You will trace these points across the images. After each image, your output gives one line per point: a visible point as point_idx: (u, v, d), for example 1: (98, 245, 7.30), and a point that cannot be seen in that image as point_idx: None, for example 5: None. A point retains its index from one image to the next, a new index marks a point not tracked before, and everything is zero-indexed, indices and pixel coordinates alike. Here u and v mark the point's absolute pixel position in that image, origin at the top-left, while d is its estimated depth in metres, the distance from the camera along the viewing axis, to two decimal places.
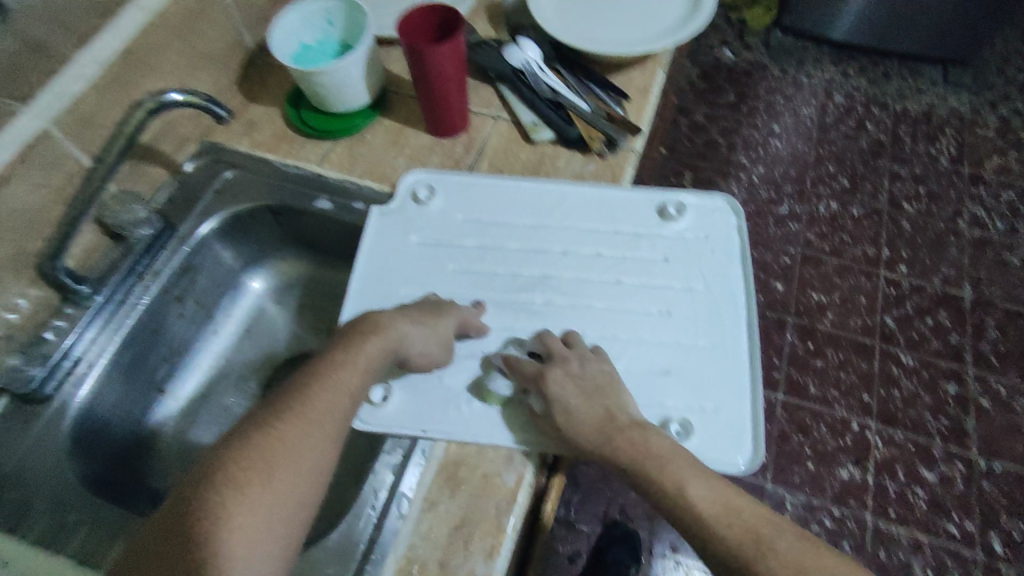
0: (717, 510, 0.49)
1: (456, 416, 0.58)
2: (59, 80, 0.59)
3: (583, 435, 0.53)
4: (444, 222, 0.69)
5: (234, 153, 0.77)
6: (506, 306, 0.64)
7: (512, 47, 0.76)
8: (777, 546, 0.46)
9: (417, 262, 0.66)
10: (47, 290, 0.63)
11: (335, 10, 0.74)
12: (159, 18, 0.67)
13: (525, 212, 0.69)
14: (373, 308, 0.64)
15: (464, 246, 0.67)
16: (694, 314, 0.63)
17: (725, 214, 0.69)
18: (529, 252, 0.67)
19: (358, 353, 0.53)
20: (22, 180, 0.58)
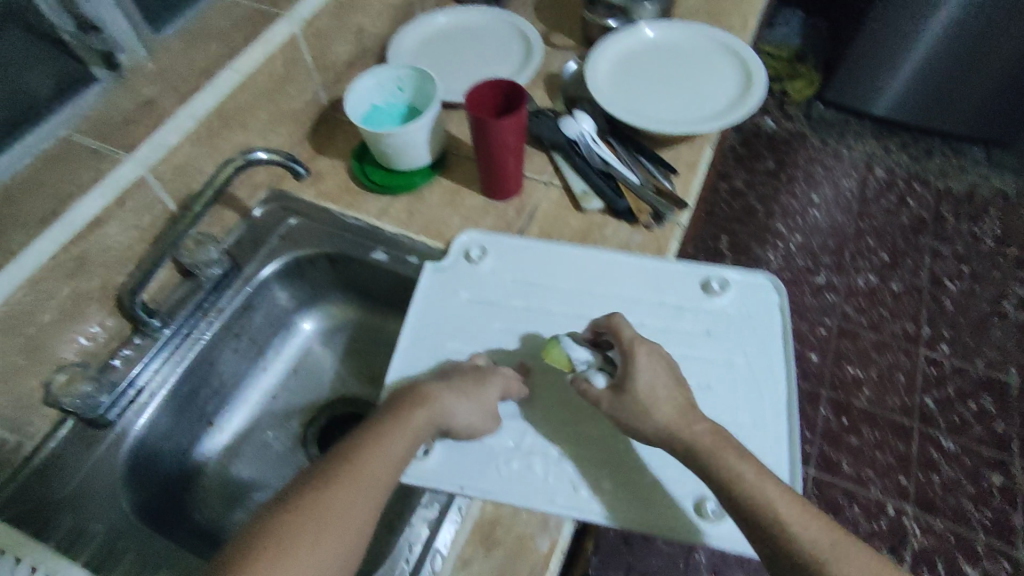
0: (798, 513, 0.50)
1: (496, 476, 0.59)
2: (159, 134, 0.66)
3: (663, 414, 0.55)
4: (494, 282, 0.72)
5: (299, 201, 0.81)
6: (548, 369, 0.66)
7: (569, 119, 0.80)
8: (853, 552, 0.49)
9: (465, 320, 0.70)
10: (122, 320, 0.68)
11: (406, 78, 0.80)
12: (249, 79, 0.73)
13: (571, 278, 0.72)
14: (421, 360, 0.67)
15: (512, 306, 0.70)
16: (735, 390, 0.64)
17: (768, 292, 0.70)
18: (573, 317, 0.69)
19: (406, 417, 0.56)
20: (117, 221, 0.64)
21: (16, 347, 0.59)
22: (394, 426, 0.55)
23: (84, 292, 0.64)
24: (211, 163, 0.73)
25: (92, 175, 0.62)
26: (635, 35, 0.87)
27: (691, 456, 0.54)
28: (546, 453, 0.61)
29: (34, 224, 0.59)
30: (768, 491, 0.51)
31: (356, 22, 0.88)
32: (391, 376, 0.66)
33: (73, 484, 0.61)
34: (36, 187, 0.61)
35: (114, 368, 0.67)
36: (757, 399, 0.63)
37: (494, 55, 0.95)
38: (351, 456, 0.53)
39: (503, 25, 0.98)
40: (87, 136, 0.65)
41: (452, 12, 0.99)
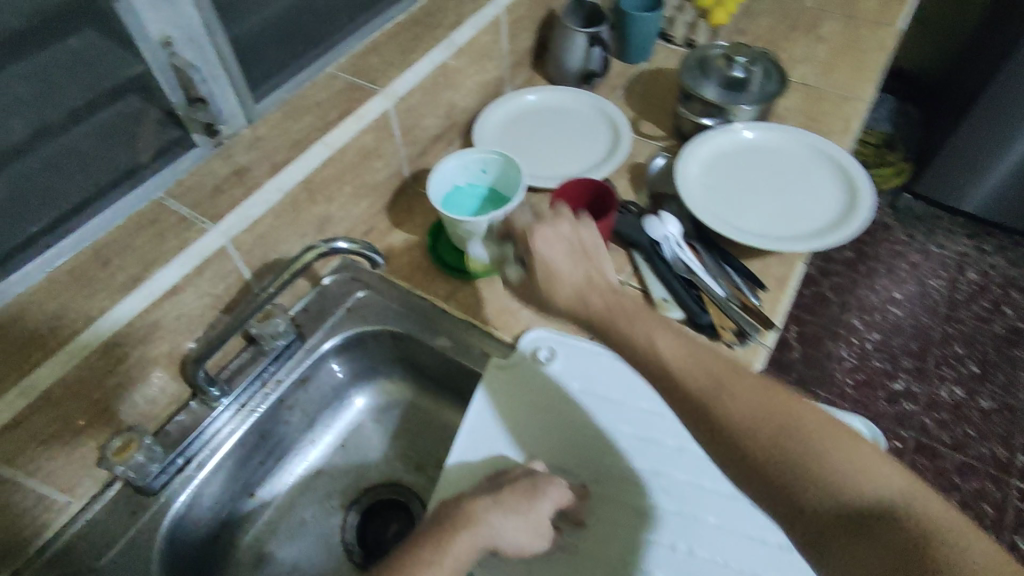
0: (684, 354, 0.49)
1: None
2: (246, 206, 0.66)
3: (566, 290, 0.55)
4: (559, 388, 0.68)
5: (371, 273, 0.80)
6: (609, 497, 0.62)
7: (654, 218, 0.77)
8: (743, 387, 0.46)
9: (525, 427, 0.66)
10: (183, 383, 0.68)
11: (492, 161, 0.79)
12: (339, 154, 0.74)
13: (643, 395, 0.67)
14: (475, 466, 0.63)
15: (575, 418, 0.66)
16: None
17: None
18: (640, 441, 0.64)
19: (449, 542, 0.52)
20: (194, 289, 0.65)
21: (79, 409, 0.59)
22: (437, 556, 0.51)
23: (151, 355, 0.64)
24: (291, 233, 0.73)
25: (177, 243, 0.63)
26: (731, 135, 0.84)
27: (589, 324, 0.54)
28: None
29: (116, 289, 0.59)
30: (657, 342, 0.50)
31: (447, 98, 0.88)
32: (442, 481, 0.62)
33: (109, 556, 0.60)
34: (125, 250, 0.62)
35: (168, 433, 0.67)
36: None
37: (581, 139, 0.93)
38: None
39: (592, 108, 0.97)
40: (178, 201, 0.66)
41: (543, 91, 0.98)
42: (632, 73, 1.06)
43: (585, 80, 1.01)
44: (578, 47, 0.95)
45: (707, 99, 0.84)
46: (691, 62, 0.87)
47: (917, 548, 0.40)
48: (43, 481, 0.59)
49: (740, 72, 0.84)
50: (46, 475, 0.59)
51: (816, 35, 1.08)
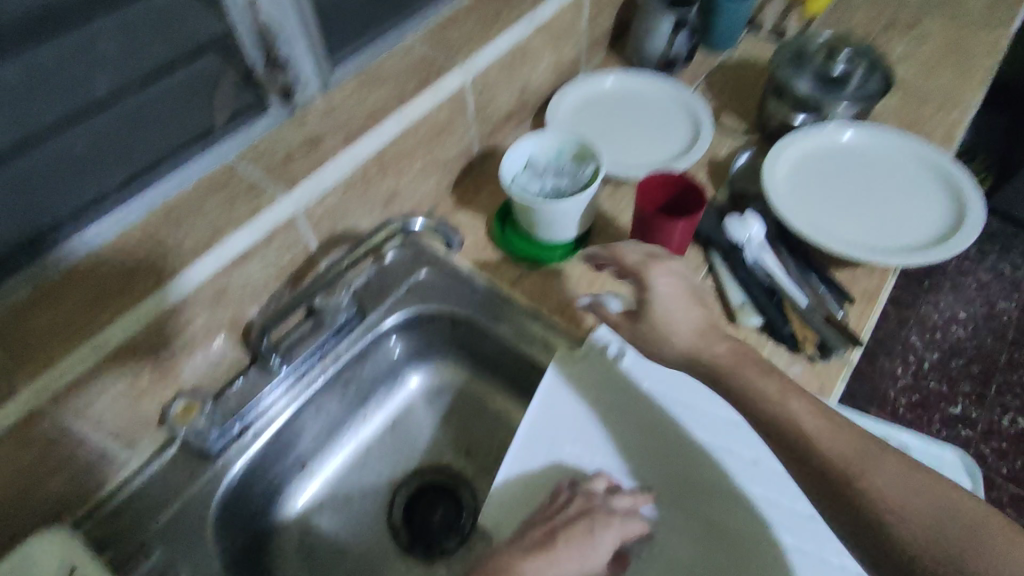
0: (825, 428, 0.53)
1: None
2: (318, 174, 0.64)
3: (682, 336, 0.58)
4: (626, 387, 0.65)
5: (434, 253, 0.78)
6: (676, 505, 0.60)
7: (736, 219, 0.72)
8: (883, 464, 0.51)
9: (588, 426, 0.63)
10: (244, 351, 0.68)
11: (568, 148, 0.76)
12: (413, 128, 0.71)
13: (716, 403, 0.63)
14: (534, 467, 0.61)
15: (642, 419, 0.64)
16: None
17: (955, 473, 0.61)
18: (711, 449, 0.61)
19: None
20: (262, 258, 0.63)
21: (143, 369, 0.59)
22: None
23: (216, 321, 0.63)
24: (360, 206, 0.71)
25: (248, 209, 0.61)
26: (826, 135, 0.80)
27: (713, 377, 0.57)
28: None
29: (186, 253, 0.58)
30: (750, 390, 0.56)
31: (523, 77, 0.85)
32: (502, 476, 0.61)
33: (165, 518, 0.60)
34: (195, 213, 0.60)
35: (226, 400, 0.65)
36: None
37: (657, 129, 0.89)
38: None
39: (671, 96, 0.93)
40: (250, 165, 0.64)
41: (620, 74, 0.94)
42: (714, 62, 1.01)
43: (665, 66, 0.96)
44: (663, 31, 0.91)
45: (802, 93, 0.79)
46: (786, 53, 0.82)
47: None
48: (106, 438, 0.59)
49: (840, 70, 0.80)
50: (110, 433, 0.59)
51: (918, 33, 1.00)
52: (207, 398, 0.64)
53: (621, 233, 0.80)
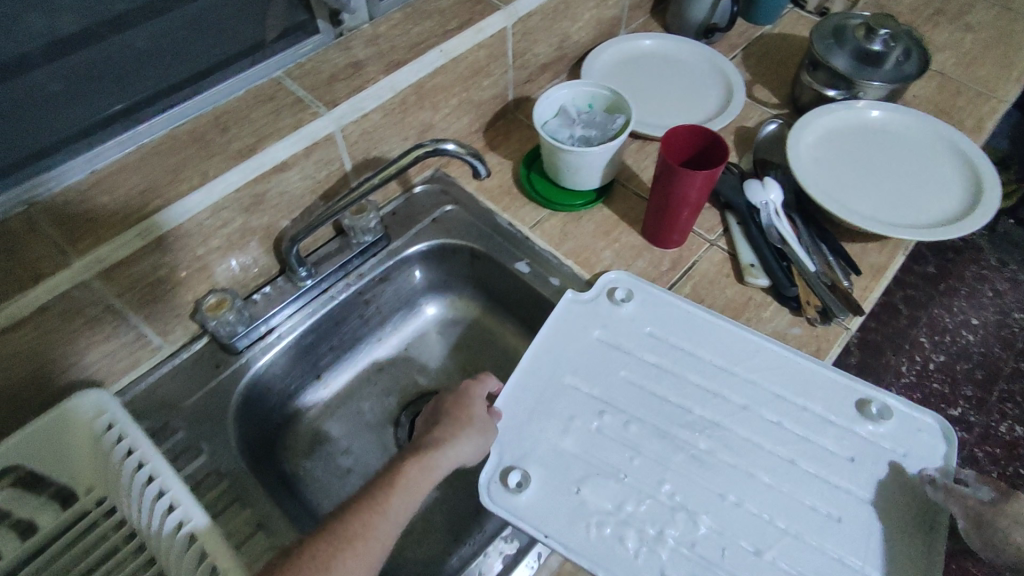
0: None
1: (584, 535, 0.55)
2: (359, 96, 0.67)
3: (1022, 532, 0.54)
4: (631, 329, 0.69)
5: (459, 189, 0.82)
6: (665, 437, 0.61)
7: (757, 185, 0.75)
8: None
9: (595, 362, 0.66)
10: (275, 260, 0.72)
11: (601, 97, 0.79)
12: (452, 63, 0.74)
13: (714, 352, 0.67)
14: (537, 387, 0.65)
15: (643, 359, 0.67)
16: (871, 529, 0.56)
17: (934, 438, 0.61)
18: (704, 392, 0.64)
19: (399, 476, 0.52)
20: (300, 171, 0.67)
21: (182, 263, 0.62)
22: (399, 485, 0.52)
23: (252, 227, 0.66)
24: (394, 134, 0.74)
25: (292, 122, 0.64)
26: (853, 112, 0.83)
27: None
28: (644, 530, 0.56)
29: (231, 155, 0.61)
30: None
31: (563, 28, 0.87)
32: (504, 400, 0.64)
33: (194, 399, 0.65)
34: (243, 120, 0.64)
35: (255, 303, 0.70)
36: (894, 549, 0.54)
37: (689, 93, 0.91)
38: (366, 522, 0.49)
39: (707, 63, 0.94)
40: (296, 83, 0.68)
41: (660, 38, 0.96)
42: (753, 35, 1.01)
43: (704, 33, 0.97)
44: None
45: (835, 69, 0.81)
46: (827, 28, 0.83)
47: None
48: (143, 321, 0.63)
49: (878, 46, 0.79)
50: (146, 316, 0.63)
51: (964, 22, 1.00)
52: (236, 295, 0.66)
53: (643, 188, 0.82)
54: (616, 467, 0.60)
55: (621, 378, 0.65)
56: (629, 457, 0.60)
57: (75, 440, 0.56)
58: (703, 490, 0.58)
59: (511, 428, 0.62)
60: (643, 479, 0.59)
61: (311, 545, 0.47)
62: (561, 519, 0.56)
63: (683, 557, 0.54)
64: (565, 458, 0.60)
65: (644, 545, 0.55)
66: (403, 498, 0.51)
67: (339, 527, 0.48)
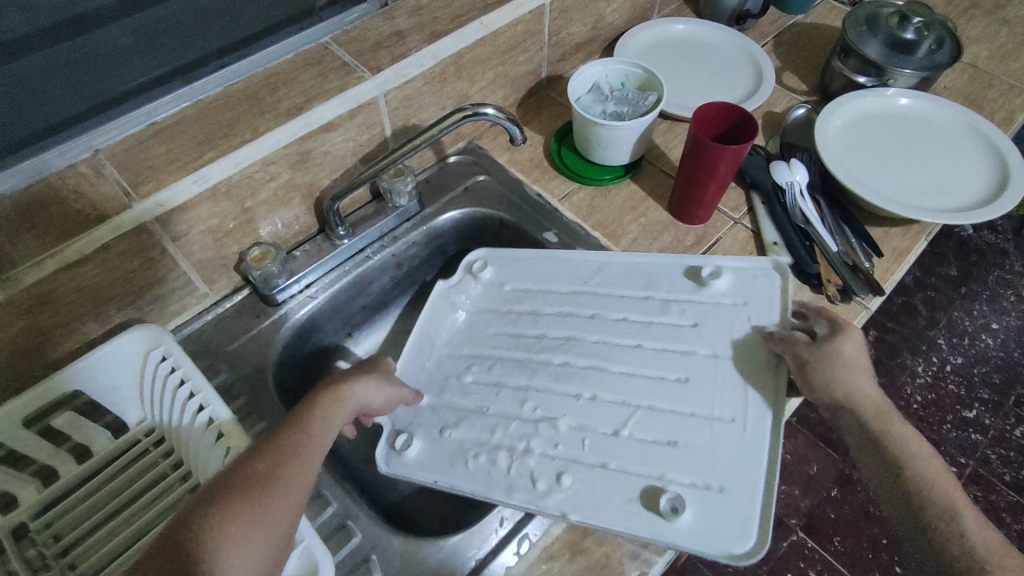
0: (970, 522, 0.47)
1: (463, 470, 0.57)
2: (402, 63, 0.70)
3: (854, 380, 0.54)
4: (494, 290, 0.72)
5: (492, 161, 0.84)
6: (526, 363, 0.64)
7: (784, 165, 0.77)
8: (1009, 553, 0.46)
9: (464, 328, 0.70)
10: (314, 219, 0.75)
11: (633, 75, 0.81)
12: (491, 36, 0.76)
13: (562, 279, 0.70)
14: (412, 370, 0.67)
15: (505, 310, 0.70)
16: (718, 381, 0.58)
17: (770, 278, 0.64)
18: (560, 315, 0.67)
19: (317, 408, 0.52)
20: (343, 132, 0.69)
21: (231, 214, 0.66)
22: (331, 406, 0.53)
23: (296, 183, 0.70)
24: (433, 103, 0.77)
25: (338, 85, 0.67)
26: (883, 100, 0.84)
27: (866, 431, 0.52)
28: (512, 446, 0.58)
29: (281, 113, 0.64)
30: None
31: (598, 9, 0.89)
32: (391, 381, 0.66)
33: (235, 344, 0.68)
34: (292, 81, 0.67)
35: (295, 258, 0.74)
36: (752, 394, 0.57)
37: (719, 76, 0.93)
38: (302, 438, 0.49)
39: (738, 48, 0.96)
40: (342, 48, 0.71)
41: (693, 22, 0.98)
42: (785, 24, 1.03)
43: (736, 19, 0.99)
44: None
45: (866, 56, 0.82)
46: (860, 17, 0.85)
47: None
48: (192, 268, 0.66)
49: (911, 35, 0.80)
50: (195, 264, 0.66)
51: (999, 17, 1.00)
52: (279, 248, 0.69)
53: (671, 166, 0.84)
54: (484, 406, 0.62)
55: (488, 332, 0.68)
56: (494, 391, 0.63)
57: (133, 368, 0.59)
58: (559, 396, 0.61)
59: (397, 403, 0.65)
60: (507, 405, 0.61)
61: (257, 459, 0.47)
62: (442, 462, 0.59)
63: (549, 458, 0.56)
64: (440, 408, 0.63)
65: (515, 459, 0.57)
66: (327, 428, 0.51)
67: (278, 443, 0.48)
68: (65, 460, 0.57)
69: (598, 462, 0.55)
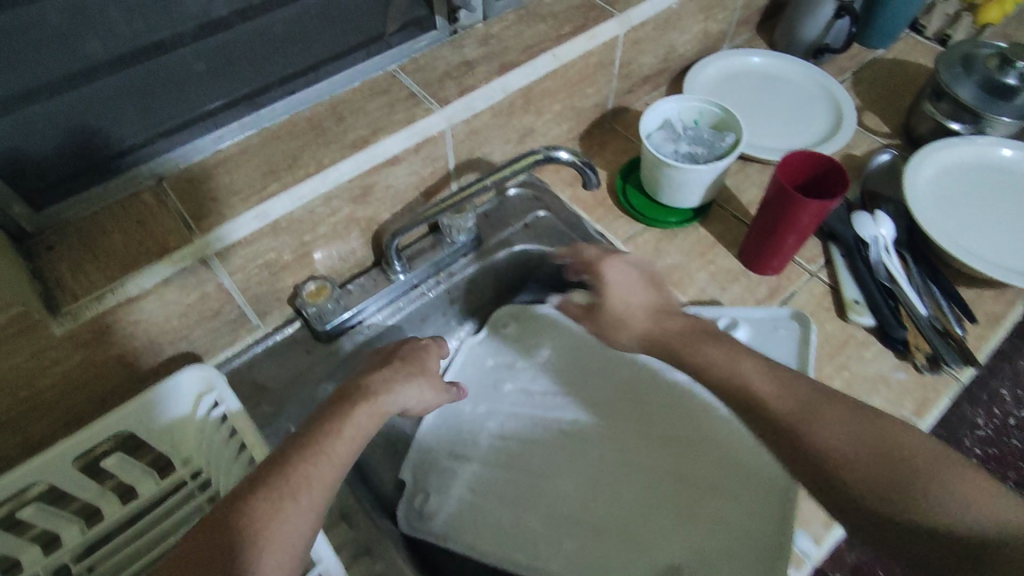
0: (770, 381, 0.52)
1: (472, 529, 0.63)
2: (472, 96, 0.67)
3: (637, 325, 0.61)
4: (517, 345, 0.76)
5: (552, 196, 0.81)
6: (539, 422, 0.70)
7: (867, 217, 0.72)
8: (825, 409, 0.49)
9: (481, 385, 0.74)
10: (371, 252, 0.73)
11: (708, 113, 0.77)
12: (562, 68, 0.73)
13: (579, 336, 0.74)
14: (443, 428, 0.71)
15: (522, 368, 0.74)
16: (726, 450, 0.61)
17: (789, 329, 0.66)
18: (574, 373, 0.72)
19: (345, 424, 0.52)
20: (406, 166, 0.67)
21: (289, 247, 0.63)
22: (343, 436, 0.51)
23: (356, 217, 0.67)
24: (498, 136, 0.74)
25: (406, 117, 0.65)
26: (976, 147, 0.78)
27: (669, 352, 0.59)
28: (523, 508, 0.64)
29: (346, 146, 0.62)
30: (823, 427, 0.48)
31: (670, 40, 0.85)
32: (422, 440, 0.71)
33: (286, 381, 0.67)
34: (359, 111, 0.65)
35: (349, 292, 0.71)
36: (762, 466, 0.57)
37: (795, 115, 0.87)
38: (306, 471, 0.47)
39: (816, 85, 0.90)
40: (410, 77, 0.68)
41: (769, 55, 0.93)
42: (866, 59, 0.97)
43: (814, 53, 0.93)
44: (821, 16, 0.89)
45: (959, 101, 0.76)
46: (955, 56, 0.79)
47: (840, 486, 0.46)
48: (247, 302, 0.64)
49: (1012, 80, 0.74)
50: (250, 298, 0.64)
51: None
52: (335, 284, 0.68)
53: (742, 211, 0.80)
54: (496, 464, 0.68)
55: (504, 390, 0.73)
56: (505, 450, 0.68)
57: (181, 411, 0.56)
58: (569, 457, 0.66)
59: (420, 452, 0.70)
60: (520, 467, 0.67)
61: (268, 480, 0.46)
62: (453, 520, 0.64)
63: (557, 519, 0.63)
64: (459, 469, 0.68)
65: (522, 519, 0.64)
66: (348, 446, 0.50)
67: (278, 481, 0.46)
68: (110, 501, 0.56)
69: (602, 526, 0.62)
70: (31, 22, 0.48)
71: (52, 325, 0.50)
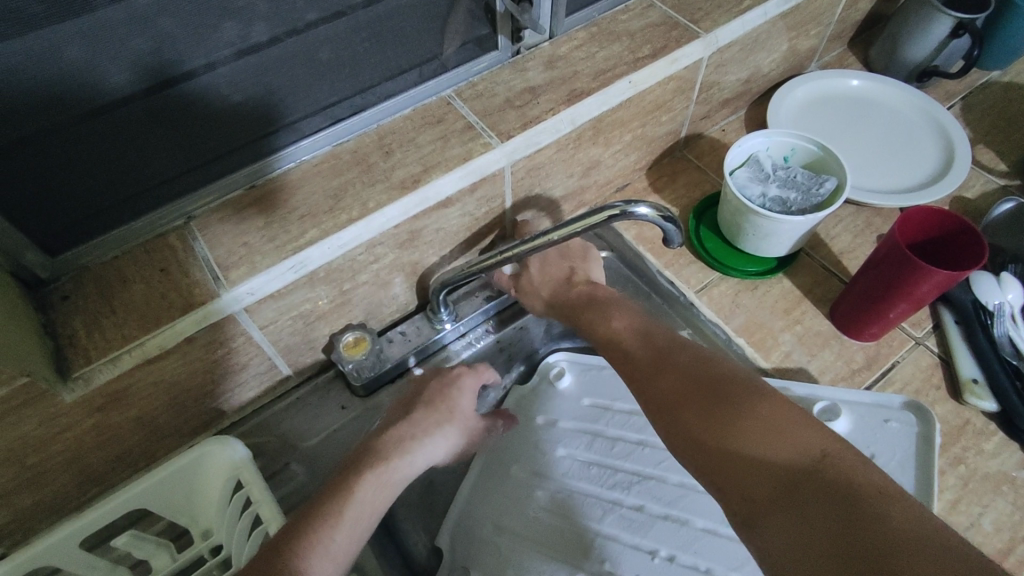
0: (643, 331, 0.49)
1: None
2: (536, 130, 0.59)
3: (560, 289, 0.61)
4: (570, 404, 0.68)
5: (615, 236, 0.74)
6: (595, 501, 0.61)
7: (990, 281, 0.62)
8: (679, 358, 0.45)
9: (526, 444, 0.66)
10: (416, 294, 0.66)
11: (802, 151, 0.67)
12: (638, 97, 0.64)
13: None
14: (481, 492, 0.64)
15: (571, 429, 0.66)
16: None
17: (902, 423, 0.58)
18: (639, 446, 0.64)
19: (349, 504, 0.46)
20: (460, 207, 0.59)
21: (327, 297, 0.57)
22: (342, 523, 0.45)
23: (402, 262, 0.60)
24: (561, 171, 0.66)
25: (461, 152, 0.57)
26: None
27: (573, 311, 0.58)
28: None
29: (395, 185, 0.55)
30: (669, 368, 0.44)
31: (756, 61, 0.75)
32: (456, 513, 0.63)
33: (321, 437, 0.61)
34: (408, 144, 0.58)
35: (390, 341, 0.65)
36: None
37: (895, 149, 0.77)
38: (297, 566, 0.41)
39: (921, 115, 0.79)
40: (466, 105, 0.60)
41: (868, 78, 0.81)
42: (977, 82, 0.86)
43: (921, 75, 0.82)
44: (933, 36, 0.77)
45: None
46: None
47: (666, 411, 0.42)
48: (277, 353, 0.58)
49: None
50: (282, 349, 0.58)
51: None
52: (375, 334, 0.62)
53: (833, 260, 0.70)
54: (546, 547, 0.60)
55: (556, 457, 0.65)
56: (558, 531, 0.60)
57: (206, 484, 0.51)
58: (632, 549, 0.58)
59: (454, 521, 0.62)
60: (571, 551, 0.59)
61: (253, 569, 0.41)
62: None
63: None
64: (505, 546, 0.60)
65: None
66: (349, 536, 0.45)
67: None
68: None
69: None
70: (48, 49, 0.41)
71: (60, 393, 0.45)
